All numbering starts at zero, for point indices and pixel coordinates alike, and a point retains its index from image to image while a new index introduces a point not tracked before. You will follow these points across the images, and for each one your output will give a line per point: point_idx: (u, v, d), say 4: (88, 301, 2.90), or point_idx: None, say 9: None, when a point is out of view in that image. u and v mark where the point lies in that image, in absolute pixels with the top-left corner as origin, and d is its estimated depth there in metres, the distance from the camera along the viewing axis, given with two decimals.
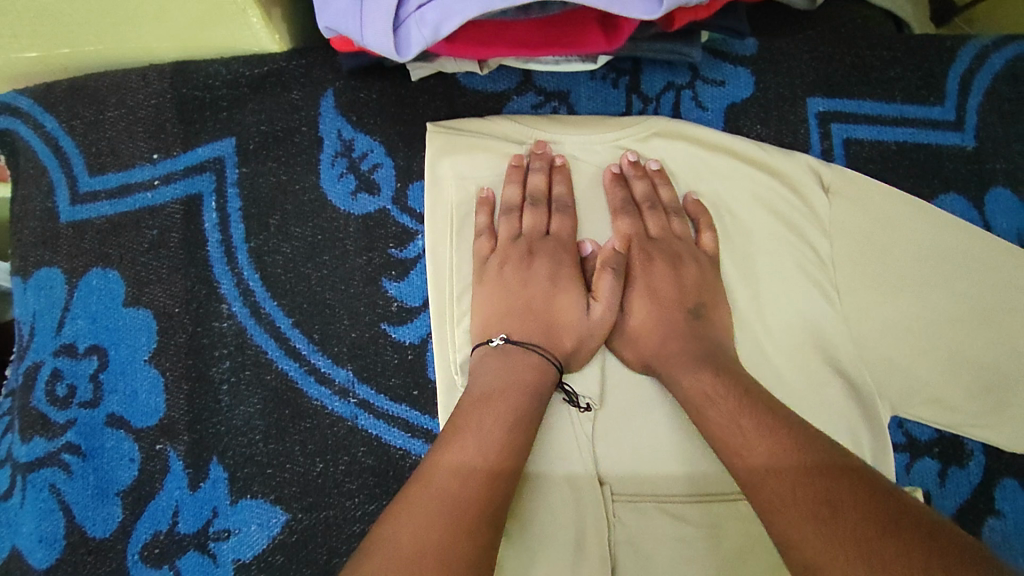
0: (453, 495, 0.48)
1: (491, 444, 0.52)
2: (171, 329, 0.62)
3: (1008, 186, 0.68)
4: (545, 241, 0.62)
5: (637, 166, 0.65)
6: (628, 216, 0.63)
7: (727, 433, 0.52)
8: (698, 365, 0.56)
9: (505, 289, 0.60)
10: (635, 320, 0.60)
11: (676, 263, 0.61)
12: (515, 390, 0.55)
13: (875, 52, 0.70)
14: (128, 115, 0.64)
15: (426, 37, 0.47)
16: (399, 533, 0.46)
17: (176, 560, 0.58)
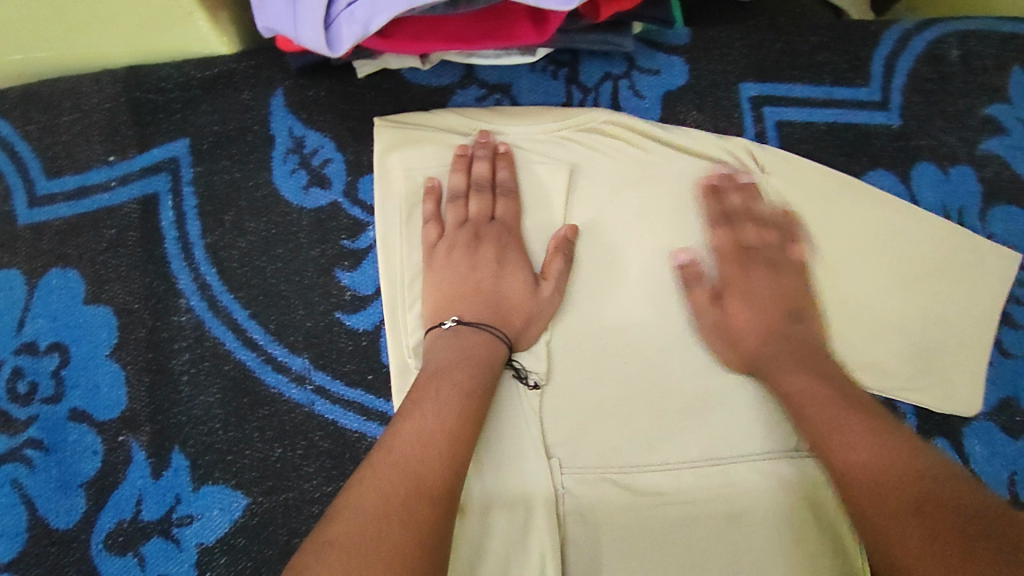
0: (415, 462, 0.52)
1: (449, 415, 0.55)
2: (130, 324, 0.64)
3: (933, 160, 0.73)
4: (490, 225, 0.65)
5: (731, 179, 0.68)
6: (726, 228, 0.67)
7: (829, 437, 0.56)
8: (800, 367, 0.61)
9: (453, 273, 0.63)
10: (737, 323, 0.65)
11: (776, 271, 0.66)
12: (468, 364, 0.59)
13: (804, 38, 0.73)
14: (83, 119, 0.66)
15: (356, 34, 0.49)
16: (362, 496, 0.50)
17: (140, 547, 0.60)
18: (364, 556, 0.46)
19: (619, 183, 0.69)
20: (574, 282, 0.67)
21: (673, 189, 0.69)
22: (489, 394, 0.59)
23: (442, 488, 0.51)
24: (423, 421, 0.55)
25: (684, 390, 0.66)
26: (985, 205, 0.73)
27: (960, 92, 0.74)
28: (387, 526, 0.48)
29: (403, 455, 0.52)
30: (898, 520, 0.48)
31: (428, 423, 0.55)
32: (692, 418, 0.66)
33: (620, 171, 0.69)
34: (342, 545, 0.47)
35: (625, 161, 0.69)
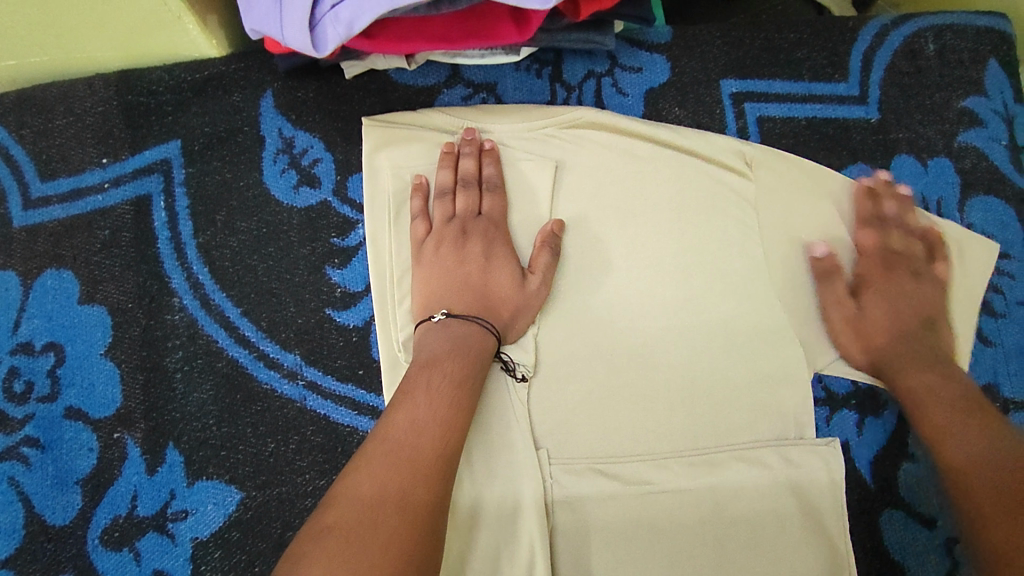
0: (409, 450, 0.53)
1: (440, 404, 0.57)
2: (124, 323, 0.65)
3: (912, 152, 0.75)
4: (477, 220, 0.66)
5: (889, 187, 0.71)
6: (871, 228, 0.70)
7: (942, 438, 0.60)
8: (927, 367, 0.65)
9: (442, 267, 0.64)
10: (873, 320, 0.68)
11: (917, 278, 0.69)
12: (459, 355, 0.60)
13: (783, 35, 0.75)
14: (77, 123, 0.67)
15: (341, 34, 0.51)
16: (359, 483, 0.51)
17: (136, 542, 0.61)
18: (363, 543, 0.47)
19: (604, 178, 0.70)
20: (561, 276, 0.69)
21: (660, 185, 0.71)
22: (480, 384, 0.60)
23: (435, 476, 0.53)
24: (415, 412, 0.56)
25: (669, 380, 0.68)
26: (963, 196, 0.74)
27: (936, 85, 0.76)
28: (384, 512, 0.49)
29: (400, 443, 0.53)
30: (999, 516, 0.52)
31: (422, 414, 0.56)
32: (677, 407, 0.68)
33: (607, 168, 0.71)
34: (341, 531, 0.47)
35: (609, 157, 0.71)
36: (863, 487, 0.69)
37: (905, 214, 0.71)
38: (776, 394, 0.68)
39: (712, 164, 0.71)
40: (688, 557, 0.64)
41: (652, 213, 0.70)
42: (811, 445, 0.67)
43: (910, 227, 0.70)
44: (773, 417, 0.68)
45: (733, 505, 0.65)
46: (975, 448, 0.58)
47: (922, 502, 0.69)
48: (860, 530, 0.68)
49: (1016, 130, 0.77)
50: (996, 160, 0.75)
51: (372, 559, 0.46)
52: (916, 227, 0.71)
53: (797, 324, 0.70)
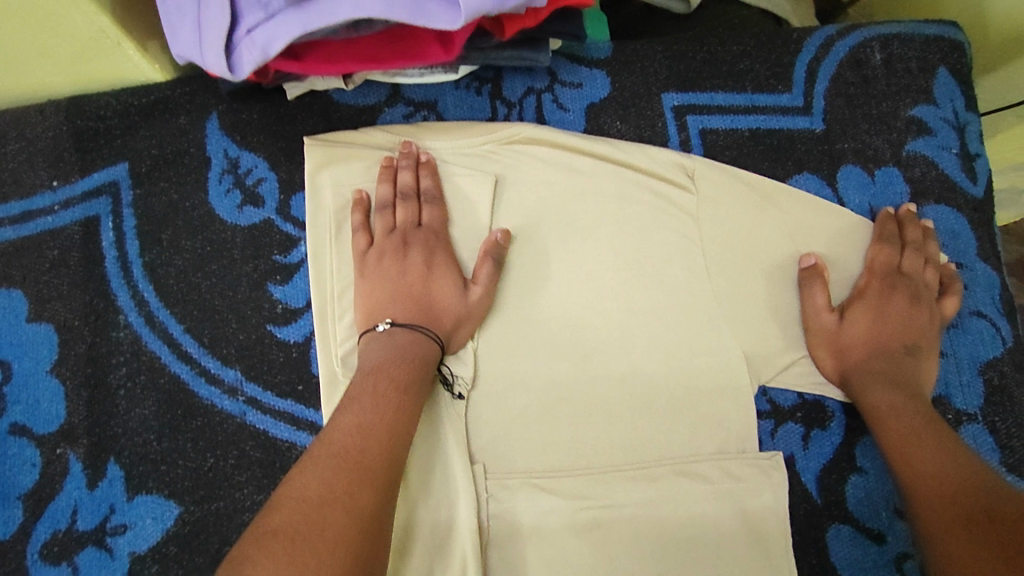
0: (356, 452, 0.54)
1: (387, 409, 0.58)
2: (72, 341, 0.66)
3: (858, 162, 0.74)
4: (416, 231, 0.67)
5: (914, 216, 0.72)
6: (887, 247, 0.70)
7: (906, 464, 0.60)
8: (892, 385, 0.65)
9: (385, 277, 0.65)
10: (852, 333, 0.67)
11: (915, 303, 0.68)
12: (401, 362, 0.60)
13: (726, 48, 0.75)
14: (29, 147, 0.69)
15: (256, 58, 0.53)
16: (306, 485, 0.51)
17: (75, 557, 0.62)
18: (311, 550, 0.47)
19: (545, 192, 0.71)
20: (504, 289, 0.69)
21: (599, 198, 0.71)
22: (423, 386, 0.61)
23: (382, 477, 0.53)
24: (361, 413, 0.57)
25: (611, 392, 0.68)
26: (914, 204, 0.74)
27: (883, 94, 0.75)
28: (332, 516, 0.49)
29: (347, 445, 0.54)
30: (958, 540, 0.52)
31: (366, 414, 0.57)
32: (619, 420, 0.68)
33: (545, 182, 0.71)
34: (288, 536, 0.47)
35: (548, 172, 0.71)
36: (809, 501, 0.67)
37: (925, 242, 0.71)
38: (718, 408, 0.68)
39: (655, 176, 0.72)
40: (628, 569, 0.64)
41: (592, 225, 0.71)
42: (752, 459, 0.66)
43: (927, 256, 0.71)
44: (716, 431, 0.67)
45: (675, 520, 0.65)
46: (932, 476, 0.58)
47: (870, 517, 0.67)
48: (806, 547, 0.67)
49: (967, 137, 0.76)
50: (946, 168, 0.74)
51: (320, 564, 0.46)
52: (931, 258, 0.71)
53: (741, 339, 0.69)
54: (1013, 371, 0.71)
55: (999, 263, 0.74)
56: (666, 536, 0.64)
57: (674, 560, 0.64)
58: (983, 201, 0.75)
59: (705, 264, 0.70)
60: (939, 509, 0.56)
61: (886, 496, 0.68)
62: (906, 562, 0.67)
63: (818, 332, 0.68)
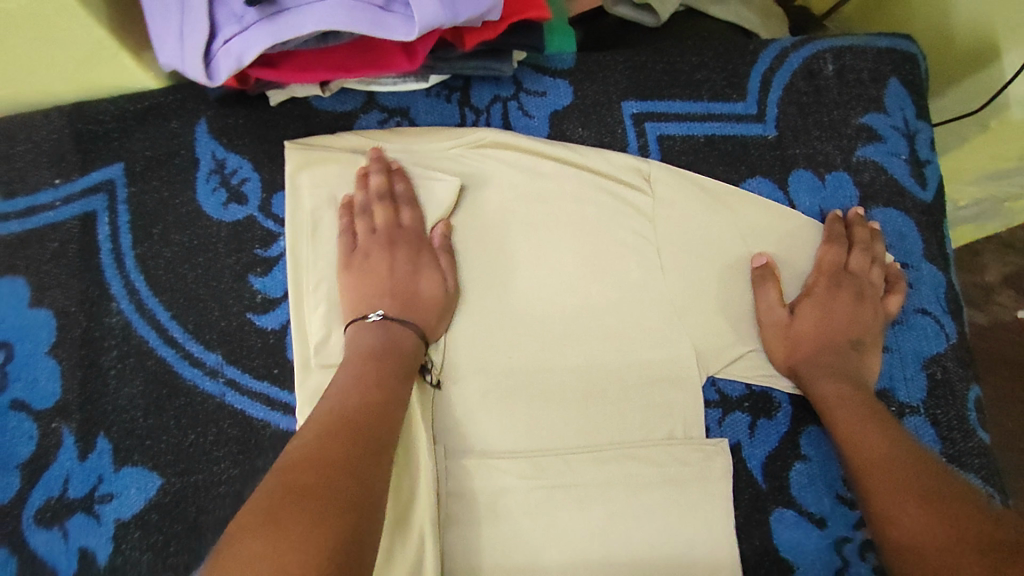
0: (348, 425, 0.57)
1: (372, 390, 0.62)
2: (68, 325, 0.72)
3: (810, 167, 0.77)
4: (400, 231, 0.71)
5: (862, 218, 0.75)
6: (836, 246, 0.73)
7: (855, 447, 0.63)
8: (838, 376, 0.68)
9: (374, 274, 0.69)
10: (802, 325, 0.70)
11: (860, 300, 0.71)
12: (390, 354, 0.65)
13: (685, 58, 0.79)
14: (35, 149, 0.75)
15: (232, 66, 0.58)
16: (307, 452, 0.54)
17: (65, 521, 0.68)
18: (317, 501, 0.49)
19: (507, 194, 0.75)
20: (467, 284, 0.73)
21: (559, 199, 0.75)
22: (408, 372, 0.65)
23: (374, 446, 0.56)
24: (356, 391, 0.61)
25: (566, 380, 0.72)
26: (862, 208, 0.76)
27: (835, 103, 0.78)
28: (332, 471, 0.52)
29: (343, 419, 0.58)
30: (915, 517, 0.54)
31: (362, 391, 0.61)
32: (574, 406, 0.71)
33: (508, 184, 0.75)
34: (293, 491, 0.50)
35: (511, 174, 0.76)
36: (754, 486, 0.71)
37: (872, 242, 0.74)
38: (667, 397, 0.71)
39: (612, 179, 0.75)
40: (576, 546, 0.68)
41: (552, 223, 0.75)
42: (698, 444, 0.70)
43: (875, 256, 0.73)
44: (666, 419, 0.71)
45: (623, 501, 0.69)
46: (882, 457, 0.60)
47: (813, 501, 0.70)
48: (750, 528, 0.70)
49: (917, 144, 0.78)
50: (895, 173, 0.77)
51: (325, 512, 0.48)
52: (879, 258, 0.74)
53: (692, 332, 0.72)
54: (956, 367, 0.74)
55: (946, 264, 0.77)
56: (614, 516, 0.68)
57: (620, 539, 0.68)
58: (933, 206, 0.77)
59: (660, 263, 0.74)
60: (890, 486, 0.58)
61: (829, 482, 0.71)
62: (847, 544, 0.70)
63: (770, 326, 0.71)
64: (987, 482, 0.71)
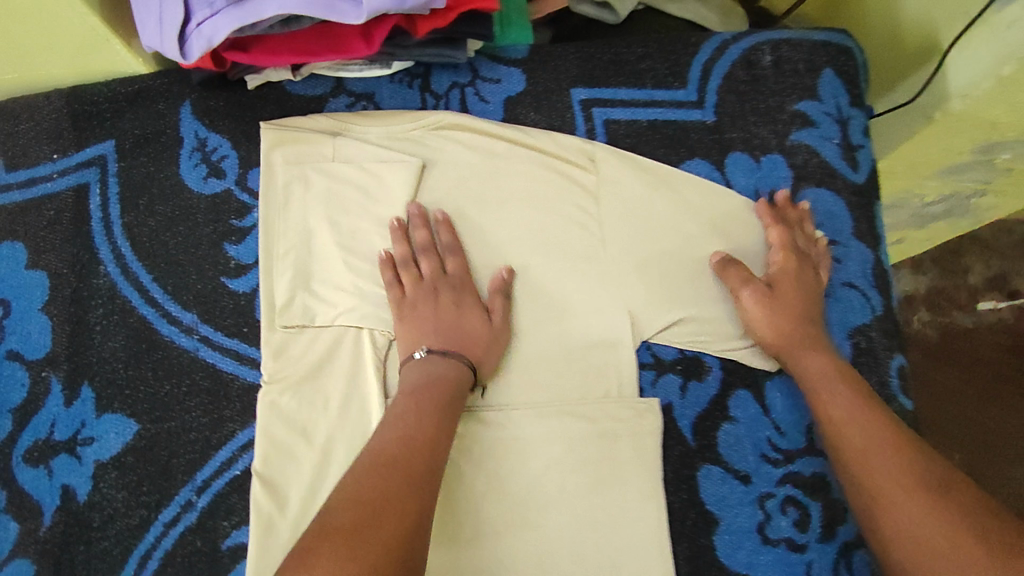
0: (403, 458, 0.60)
1: (425, 424, 0.64)
2: (60, 285, 0.80)
3: (746, 150, 0.82)
4: (444, 279, 0.75)
5: (790, 203, 0.80)
6: (784, 227, 0.77)
7: (850, 439, 0.66)
8: (818, 349, 0.72)
9: (423, 316, 0.72)
10: (783, 297, 0.74)
11: (816, 275, 0.76)
12: (437, 384, 0.68)
13: (631, 50, 0.85)
14: (36, 126, 0.83)
15: (203, 47, 0.66)
16: (360, 486, 0.57)
17: (50, 461, 0.75)
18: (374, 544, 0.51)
19: (464, 172, 0.80)
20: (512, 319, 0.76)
21: (509, 177, 0.80)
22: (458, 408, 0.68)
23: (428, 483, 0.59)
24: (394, 424, 0.64)
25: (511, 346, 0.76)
26: (794, 188, 0.81)
27: (772, 91, 0.83)
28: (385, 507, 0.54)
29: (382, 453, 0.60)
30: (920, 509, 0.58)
31: (398, 424, 0.64)
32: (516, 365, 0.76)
33: (464, 162, 0.80)
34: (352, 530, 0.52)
35: (467, 155, 0.81)
36: (683, 444, 0.75)
37: (804, 222, 0.79)
38: (605, 358, 0.76)
39: (561, 161, 0.80)
40: (516, 495, 0.73)
41: (506, 200, 0.80)
42: (630, 403, 0.75)
43: (808, 235, 0.79)
44: (602, 379, 0.76)
45: (563, 456, 0.74)
46: (875, 450, 0.64)
47: (739, 459, 0.75)
48: (679, 483, 0.75)
49: (850, 130, 0.82)
50: (827, 156, 0.81)
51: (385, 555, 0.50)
52: (811, 236, 0.79)
53: (628, 299, 0.76)
54: (880, 338, 0.78)
55: (875, 242, 0.81)
56: (555, 470, 0.74)
57: (560, 492, 0.73)
58: (865, 187, 0.82)
59: (603, 236, 0.78)
60: (892, 479, 0.61)
61: (755, 442, 0.75)
62: (769, 500, 0.74)
63: (752, 300, 0.74)
64: None
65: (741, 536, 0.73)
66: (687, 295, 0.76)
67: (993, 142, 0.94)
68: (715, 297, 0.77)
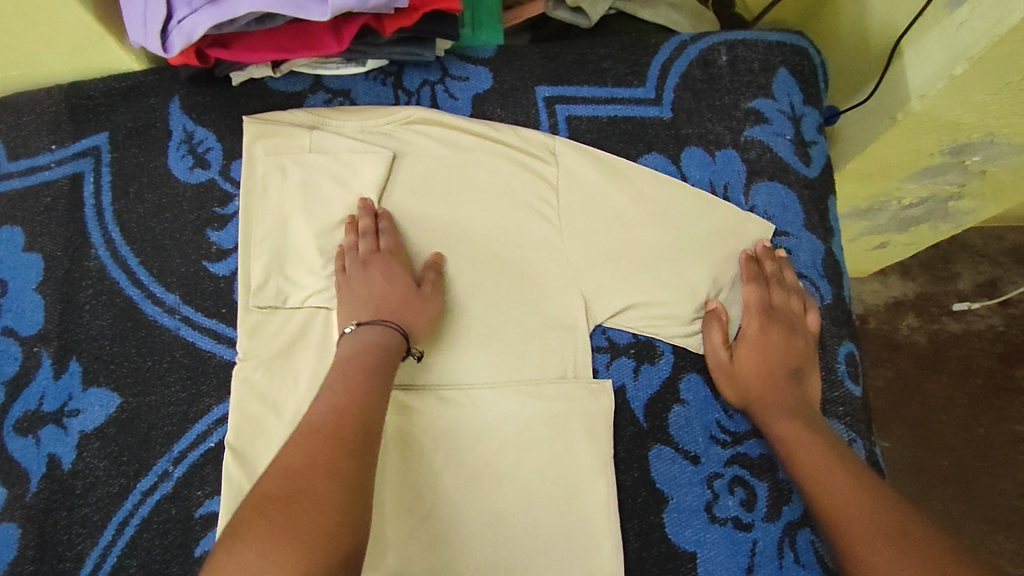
0: (332, 421, 0.61)
1: (355, 389, 0.65)
2: (54, 266, 0.85)
3: (701, 145, 0.85)
4: (377, 255, 0.77)
5: (769, 251, 0.81)
6: (755, 286, 0.79)
7: (823, 494, 0.68)
8: (792, 415, 0.73)
9: (355, 294, 0.75)
10: (744, 365, 0.77)
11: (793, 332, 0.78)
12: (369, 353, 0.69)
13: (594, 50, 0.89)
14: (36, 119, 0.89)
15: (184, 42, 0.71)
16: (294, 457, 0.58)
17: (38, 430, 0.80)
18: (305, 511, 0.53)
19: (432, 164, 0.84)
20: (486, 321, 0.79)
21: (474, 169, 0.84)
22: (384, 365, 0.69)
23: (361, 445, 0.60)
24: (329, 395, 0.64)
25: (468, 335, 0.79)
26: (748, 181, 0.84)
27: (727, 89, 0.87)
28: (317, 478, 0.56)
29: (315, 424, 0.61)
30: (888, 559, 0.60)
31: (333, 395, 0.64)
32: (478, 350, 0.78)
33: (432, 155, 0.84)
34: (280, 497, 0.54)
35: (436, 148, 0.84)
36: (636, 425, 0.77)
37: (781, 273, 0.80)
38: (561, 343, 0.79)
39: (522, 152, 0.84)
40: (473, 473, 0.75)
41: (470, 192, 0.83)
42: (584, 383, 0.78)
43: (787, 286, 0.80)
44: (559, 361, 0.79)
45: (519, 435, 0.76)
46: (844, 501, 0.66)
47: (689, 440, 0.77)
48: (630, 462, 0.76)
49: (802, 127, 0.86)
50: (780, 152, 0.85)
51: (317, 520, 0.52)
52: (791, 286, 0.80)
53: (583, 286, 0.80)
54: (830, 325, 0.81)
55: (826, 235, 0.84)
56: (509, 447, 0.76)
57: (516, 470, 0.75)
58: (816, 181, 0.85)
59: (562, 227, 0.82)
60: (861, 530, 0.63)
61: (704, 424, 0.77)
62: (717, 480, 0.75)
63: (716, 367, 0.78)
64: (848, 428, 0.78)
65: (690, 514, 0.74)
66: (637, 281, 0.80)
67: (961, 143, 0.94)
68: (665, 284, 0.80)
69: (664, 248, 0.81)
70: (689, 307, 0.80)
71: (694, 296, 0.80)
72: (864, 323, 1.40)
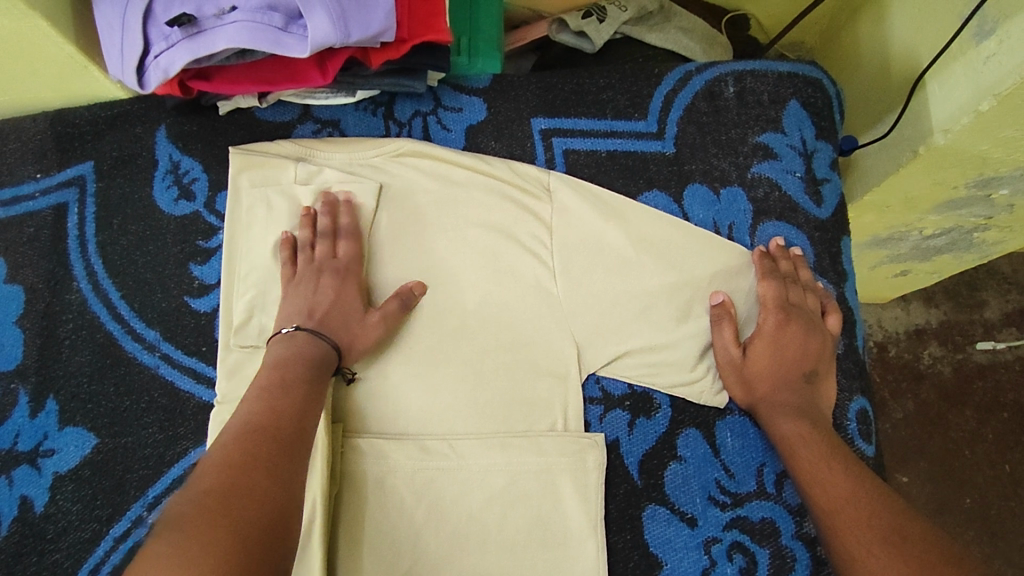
0: (267, 425, 0.60)
1: (295, 395, 0.64)
2: (34, 299, 0.83)
3: (705, 182, 0.81)
4: (330, 261, 0.75)
5: (784, 251, 0.78)
6: (773, 282, 0.75)
7: (818, 484, 0.65)
8: (798, 415, 0.70)
9: (299, 295, 0.73)
10: (756, 363, 0.73)
11: (809, 330, 0.74)
12: (299, 360, 0.67)
13: (593, 80, 0.85)
14: (22, 147, 0.87)
15: (160, 77, 0.68)
16: (228, 453, 0.57)
17: (12, 471, 0.77)
18: (247, 510, 0.52)
19: (420, 198, 0.80)
20: (472, 365, 0.75)
21: (463, 198, 0.80)
22: (316, 362, 0.68)
23: (294, 449, 0.59)
24: (266, 393, 0.64)
25: (452, 381, 0.75)
26: (755, 221, 0.80)
27: (733, 123, 0.82)
28: (251, 474, 0.55)
29: (246, 424, 0.60)
30: (877, 552, 0.58)
31: (267, 394, 0.63)
32: (464, 397, 0.74)
33: (420, 187, 0.80)
34: (225, 493, 0.53)
35: (425, 181, 0.81)
36: (630, 482, 0.73)
37: (797, 272, 0.77)
38: (550, 392, 0.75)
39: (513, 186, 0.80)
40: (453, 529, 0.71)
41: (459, 225, 0.79)
42: (575, 437, 0.74)
43: (803, 283, 0.76)
44: (547, 411, 0.74)
45: (504, 488, 0.72)
46: (841, 497, 0.64)
47: (685, 501, 0.73)
48: (622, 522, 0.72)
49: (814, 164, 0.81)
50: (789, 190, 0.80)
51: (256, 525, 0.51)
52: (805, 283, 0.77)
53: (575, 332, 0.76)
54: (840, 378, 0.77)
55: (839, 279, 0.80)
56: (494, 504, 0.72)
57: (498, 525, 0.71)
58: (828, 222, 0.80)
59: (555, 265, 0.78)
60: (856, 524, 0.61)
61: (702, 484, 0.73)
62: (714, 545, 0.71)
63: (724, 364, 0.74)
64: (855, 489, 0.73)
65: None
66: (634, 327, 0.76)
67: (987, 178, 0.88)
68: (662, 329, 0.76)
69: (663, 292, 0.76)
70: (690, 355, 0.75)
71: (694, 345, 0.76)
72: (884, 352, 1.33)
